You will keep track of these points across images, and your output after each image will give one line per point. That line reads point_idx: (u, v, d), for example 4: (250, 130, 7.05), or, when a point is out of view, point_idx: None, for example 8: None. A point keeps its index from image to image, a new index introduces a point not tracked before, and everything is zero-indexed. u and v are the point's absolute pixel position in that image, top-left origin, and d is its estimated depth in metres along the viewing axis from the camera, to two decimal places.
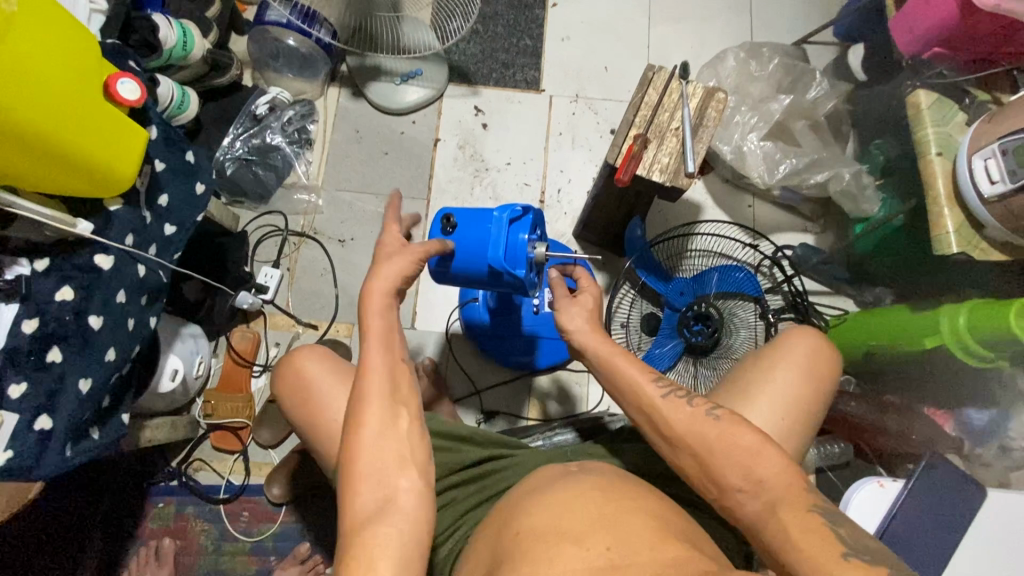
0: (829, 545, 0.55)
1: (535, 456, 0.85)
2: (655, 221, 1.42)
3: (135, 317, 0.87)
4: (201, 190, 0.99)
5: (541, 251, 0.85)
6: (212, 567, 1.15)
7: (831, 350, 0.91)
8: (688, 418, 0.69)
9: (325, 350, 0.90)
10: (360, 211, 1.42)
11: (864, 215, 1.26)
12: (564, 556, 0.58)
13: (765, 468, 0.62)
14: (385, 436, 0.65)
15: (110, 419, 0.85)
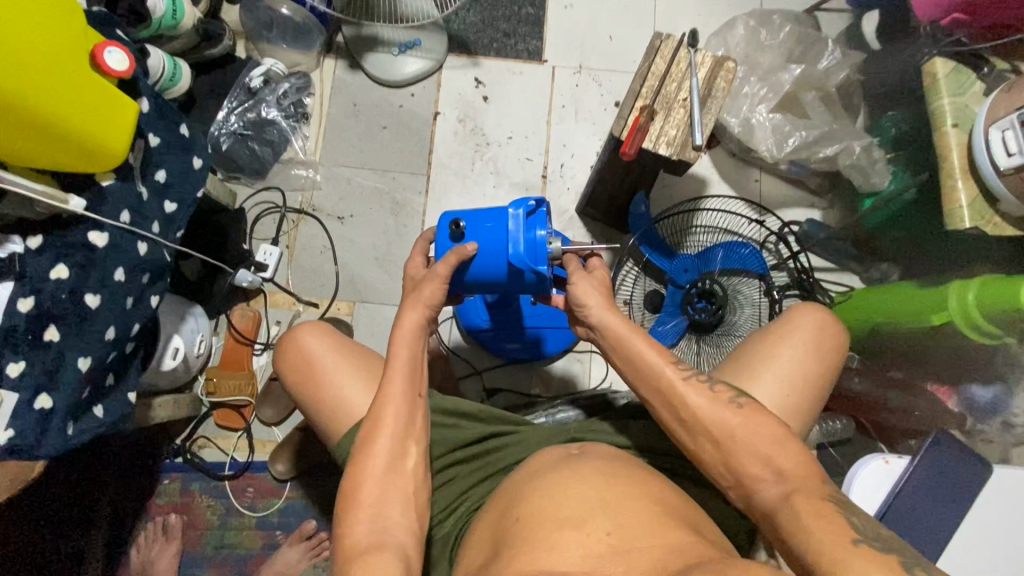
0: (839, 530, 0.57)
1: (536, 433, 0.85)
2: (659, 196, 1.40)
3: (135, 296, 0.85)
4: (197, 166, 0.96)
5: (559, 245, 0.78)
6: (219, 541, 1.17)
7: (837, 326, 0.90)
8: (709, 404, 0.70)
9: (324, 326, 0.89)
10: (359, 187, 1.39)
11: (874, 188, 1.22)
12: (564, 543, 0.59)
13: (785, 460, 0.65)
14: (398, 445, 0.69)
15: (109, 398, 0.83)
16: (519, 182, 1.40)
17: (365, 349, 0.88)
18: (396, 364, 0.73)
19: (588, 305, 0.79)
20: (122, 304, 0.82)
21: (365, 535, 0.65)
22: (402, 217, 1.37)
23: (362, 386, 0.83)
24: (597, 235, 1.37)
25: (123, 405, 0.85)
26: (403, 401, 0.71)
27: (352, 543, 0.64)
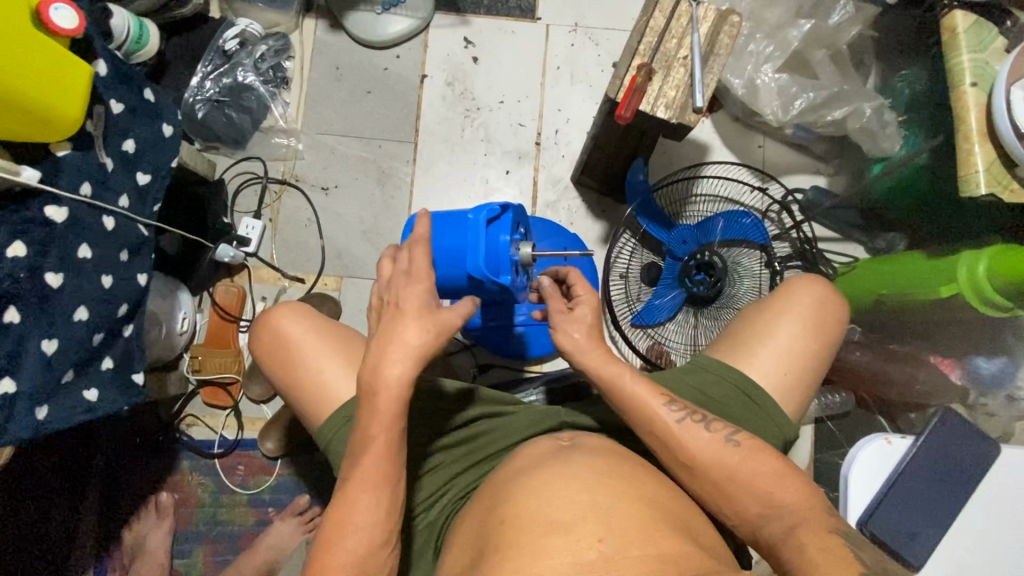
0: (847, 563, 0.56)
1: (526, 416, 0.82)
2: (657, 163, 1.33)
3: (117, 275, 0.83)
4: (168, 133, 0.90)
5: (524, 252, 0.79)
6: (211, 518, 1.16)
7: (840, 302, 0.86)
8: (708, 446, 0.68)
9: (302, 307, 0.86)
10: (344, 156, 1.33)
11: (883, 154, 1.18)
12: (550, 551, 0.55)
13: (785, 495, 0.64)
14: (377, 522, 0.63)
15: (98, 377, 0.81)
16: (511, 149, 1.34)
17: (347, 330, 0.85)
18: (379, 429, 0.64)
19: (573, 348, 0.75)
20: (89, 283, 0.78)
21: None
22: (389, 187, 1.32)
23: (344, 371, 0.80)
24: (592, 205, 1.32)
25: (99, 386, 0.81)
26: (385, 471, 0.64)
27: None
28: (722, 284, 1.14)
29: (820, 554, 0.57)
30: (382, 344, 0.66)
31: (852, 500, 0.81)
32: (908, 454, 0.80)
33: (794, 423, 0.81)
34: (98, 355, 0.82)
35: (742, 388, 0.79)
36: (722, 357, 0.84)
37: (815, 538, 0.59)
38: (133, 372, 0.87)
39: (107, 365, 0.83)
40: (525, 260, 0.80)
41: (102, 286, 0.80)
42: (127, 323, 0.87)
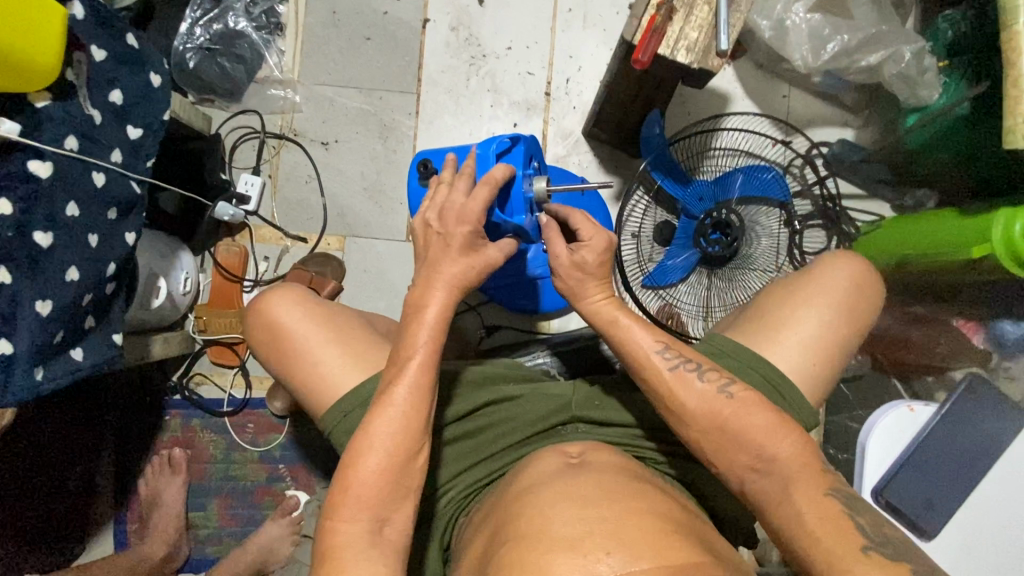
0: (848, 538, 0.55)
1: (534, 404, 0.79)
2: (675, 114, 1.26)
3: (103, 232, 0.78)
4: (157, 84, 0.85)
5: (540, 187, 0.81)
6: (225, 474, 1.19)
7: (874, 283, 0.82)
8: (700, 397, 0.66)
9: (297, 293, 0.83)
10: (343, 108, 1.27)
11: (921, 103, 1.08)
12: (557, 565, 0.52)
13: (780, 449, 0.62)
14: (408, 440, 0.64)
15: (86, 339, 0.79)
16: (519, 100, 1.26)
17: (343, 316, 0.83)
18: (416, 350, 0.66)
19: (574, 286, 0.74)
20: (81, 243, 0.74)
21: (358, 535, 0.61)
22: (391, 142, 1.26)
23: (342, 358, 0.78)
24: (605, 159, 1.26)
25: (92, 347, 0.79)
26: (420, 391, 0.65)
27: (343, 543, 0.60)
28: (739, 244, 1.09)
29: (819, 521, 0.56)
30: (426, 280, 0.68)
31: (869, 469, 0.79)
32: (930, 424, 0.78)
33: (813, 407, 0.78)
34: (87, 314, 0.78)
35: (768, 377, 0.76)
36: (744, 332, 0.80)
37: (815, 500, 0.58)
38: (113, 334, 0.82)
39: (96, 326, 0.80)
40: (539, 194, 0.81)
41: (92, 246, 0.76)
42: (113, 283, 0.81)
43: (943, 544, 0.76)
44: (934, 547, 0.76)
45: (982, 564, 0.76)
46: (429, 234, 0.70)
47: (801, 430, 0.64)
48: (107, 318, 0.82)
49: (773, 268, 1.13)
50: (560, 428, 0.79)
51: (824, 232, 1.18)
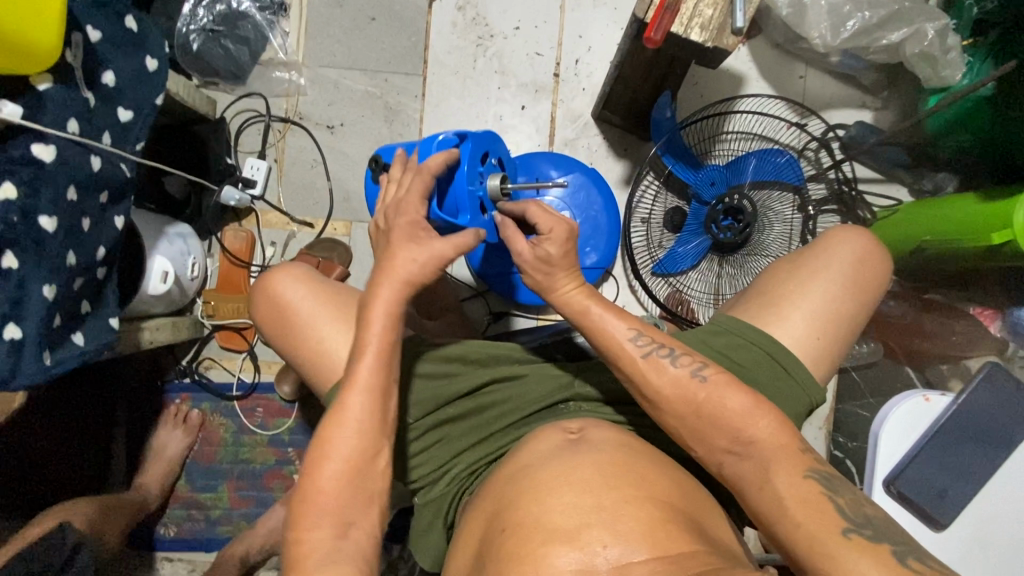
0: (825, 517, 0.54)
1: (536, 384, 0.78)
2: (687, 96, 1.22)
3: (94, 217, 0.78)
4: (151, 67, 0.84)
5: (494, 183, 0.79)
6: (234, 457, 1.20)
7: (881, 257, 0.80)
8: (672, 382, 0.66)
9: (298, 271, 0.83)
10: (349, 91, 1.25)
11: (943, 83, 1.04)
12: (556, 559, 0.54)
13: (757, 429, 0.61)
14: (365, 444, 0.65)
15: (85, 324, 0.80)
16: (528, 82, 1.24)
17: (348, 293, 0.83)
18: (366, 351, 0.67)
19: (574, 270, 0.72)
20: (75, 226, 0.75)
21: (324, 542, 0.61)
22: (396, 125, 1.24)
23: (346, 332, 0.78)
24: (614, 143, 1.23)
25: (88, 329, 0.80)
26: (373, 393, 0.66)
27: (309, 551, 0.60)
28: (750, 231, 1.06)
29: (796, 505, 0.55)
30: (373, 278, 0.69)
31: (880, 458, 0.77)
32: (945, 412, 0.77)
33: (821, 385, 0.77)
34: (80, 298, 0.79)
35: (768, 351, 0.75)
36: (754, 319, 0.79)
37: (792, 483, 0.57)
38: (111, 318, 0.84)
39: (90, 309, 0.81)
40: (494, 192, 0.79)
41: (83, 228, 0.76)
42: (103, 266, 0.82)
43: (953, 533, 0.75)
44: (945, 535, 0.75)
45: (993, 555, 0.75)
46: (379, 234, 0.74)
47: (779, 410, 0.63)
48: (101, 301, 0.83)
49: (785, 254, 1.11)
50: (562, 407, 0.78)
51: (838, 218, 1.15)
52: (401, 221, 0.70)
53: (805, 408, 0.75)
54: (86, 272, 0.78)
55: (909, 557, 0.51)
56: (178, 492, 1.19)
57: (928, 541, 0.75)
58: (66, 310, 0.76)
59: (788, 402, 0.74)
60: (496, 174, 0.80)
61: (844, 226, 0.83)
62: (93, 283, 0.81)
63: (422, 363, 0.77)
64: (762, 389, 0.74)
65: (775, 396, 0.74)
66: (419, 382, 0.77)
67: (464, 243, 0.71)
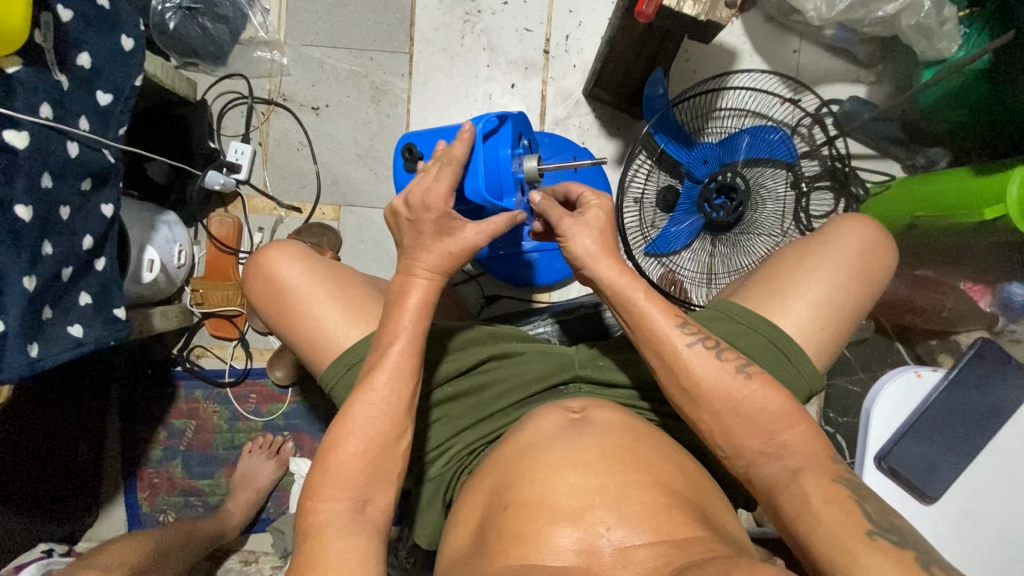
0: (853, 519, 0.56)
1: (536, 363, 0.78)
2: (680, 73, 1.20)
3: (75, 205, 0.76)
4: (128, 48, 0.81)
5: (530, 165, 0.78)
6: (230, 444, 1.19)
7: (888, 250, 0.80)
8: (718, 373, 0.65)
9: (292, 247, 0.82)
10: (333, 70, 1.22)
11: (939, 56, 1.03)
12: (558, 538, 0.54)
13: (790, 434, 0.62)
14: (388, 427, 0.64)
15: (84, 315, 0.78)
16: (517, 59, 1.21)
17: (344, 271, 0.82)
18: (397, 336, 0.66)
19: (583, 256, 0.71)
20: (53, 215, 0.72)
21: (340, 512, 0.61)
22: (384, 106, 1.21)
23: (343, 313, 0.77)
24: (606, 121, 1.21)
25: (83, 321, 0.77)
26: (401, 377, 0.65)
27: (328, 520, 0.61)
28: (744, 209, 1.06)
29: (824, 506, 0.57)
30: (408, 265, 0.69)
31: (873, 434, 0.78)
32: (937, 387, 0.78)
33: (822, 374, 0.77)
34: (73, 290, 0.77)
35: (770, 338, 0.75)
36: (753, 301, 0.79)
37: (820, 484, 0.59)
38: (114, 309, 0.82)
39: (90, 301, 0.79)
40: (531, 174, 0.79)
41: (65, 217, 0.74)
42: (98, 255, 0.80)
43: (945, 505, 0.76)
44: (937, 509, 0.76)
45: (986, 528, 0.76)
46: (399, 221, 0.71)
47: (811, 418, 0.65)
48: (104, 293, 0.81)
49: (779, 232, 1.10)
50: (562, 387, 0.78)
51: (831, 195, 1.15)
52: (430, 191, 0.67)
53: (804, 393, 0.76)
54: (72, 262, 0.76)
55: (934, 566, 0.53)
56: (174, 479, 1.18)
57: (920, 514, 0.76)
58: (54, 301, 0.74)
59: (787, 386, 0.75)
60: (532, 156, 0.79)
61: (854, 215, 0.83)
62: (81, 274, 0.78)
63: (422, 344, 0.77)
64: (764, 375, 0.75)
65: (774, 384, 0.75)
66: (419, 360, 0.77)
67: (461, 225, 0.69)
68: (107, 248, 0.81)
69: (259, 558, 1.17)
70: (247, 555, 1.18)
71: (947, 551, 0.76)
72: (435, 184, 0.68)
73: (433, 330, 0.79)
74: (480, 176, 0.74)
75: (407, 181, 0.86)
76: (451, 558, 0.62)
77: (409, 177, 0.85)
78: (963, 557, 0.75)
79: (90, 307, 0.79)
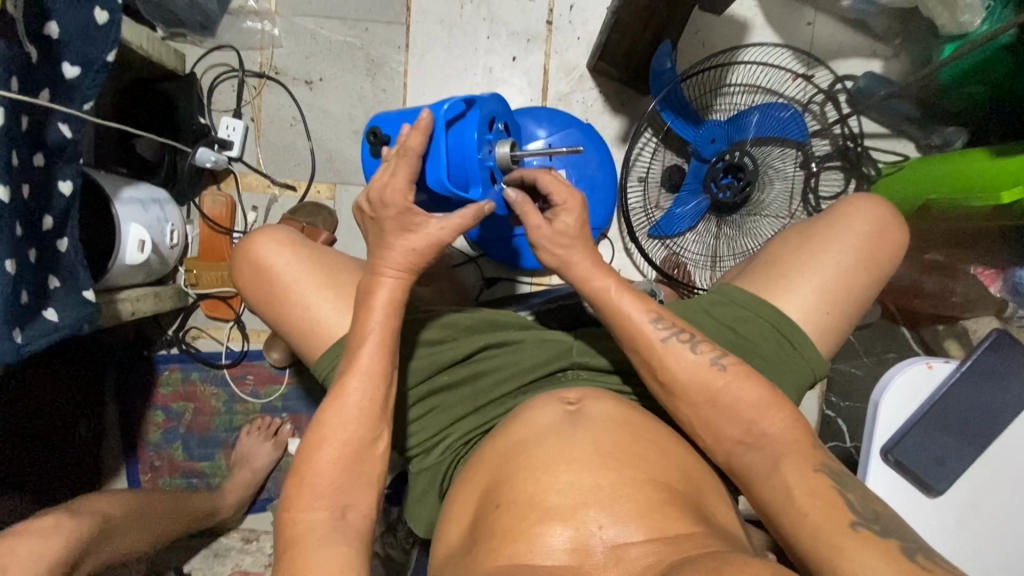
0: (836, 511, 0.55)
1: (533, 351, 0.76)
2: (689, 46, 1.15)
3: (35, 182, 0.72)
4: (100, 20, 0.75)
5: (503, 151, 0.75)
6: (228, 426, 1.19)
7: (898, 229, 0.77)
8: (691, 367, 0.64)
9: (283, 233, 0.79)
10: (327, 42, 1.17)
11: (961, 30, 0.97)
12: (549, 537, 0.54)
13: (775, 426, 0.61)
14: (363, 431, 0.63)
15: (55, 298, 0.76)
16: (518, 31, 1.16)
17: (335, 258, 0.79)
18: (367, 338, 0.65)
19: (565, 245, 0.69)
20: (19, 194, 0.69)
21: (320, 522, 0.60)
22: (379, 79, 1.17)
23: (333, 302, 0.75)
24: (611, 97, 1.16)
25: (55, 303, 0.75)
26: (373, 379, 0.64)
27: (308, 530, 0.59)
28: (751, 189, 1.02)
29: (807, 498, 0.56)
30: (375, 265, 0.67)
31: (879, 428, 0.77)
32: (948, 380, 0.76)
33: (825, 361, 0.75)
34: (42, 271, 0.74)
35: (774, 325, 0.73)
36: (758, 287, 0.77)
37: (802, 476, 0.57)
38: (83, 291, 0.79)
39: (60, 283, 0.76)
40: (503, 160, 0.76)
41: (27, 196, 0.70)
42: (60, 236, 0.77)
43: (948, 499, 0.75)
44: (941, 501, 0.75)
45: (987, 520, 0.75)
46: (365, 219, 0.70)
47: (790, 404, 0.63)
48: (71, 273, 0.78)
49: (786, 214, 1.07)
50: (559, 375, 0.76)
51: (842, 174, 1.11)
52: (388, 188, 0.65)
53: (808, 380, 0.74)
54: (36, 243, 0.73)
55: (917, 553, 0.52)
56: (175, 462, 1.18)
57: (923, 506, 0.75)
58: (30, 285, 0.71)
59: (790, 376, 0.73)
60: (505, 140, 0.76)
61: (864, 194, 0.80)
62: (48, 255, 0.75)
63: (417, 331, 0.76)
64: (768, 363, 0.73)
65: (780, 373, 0.73)
66: (413, 350, 0.75)
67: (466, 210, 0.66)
68: (69, 228, 0.78)
69: (260, 536, 1.19)
70: (248, 533, 1.19)
71: (949, 541, 0.75)
72: (393, 180, 0.65)
73: (430, 317, 0.77)
74: (442, 166, 0.70)
75: (374, 167, 0.80)
76: (444, 553, 0.62)
77: (374, 162, 0.79)
78: (960, 553, 0.75)
79: (59, 289, 0.76)
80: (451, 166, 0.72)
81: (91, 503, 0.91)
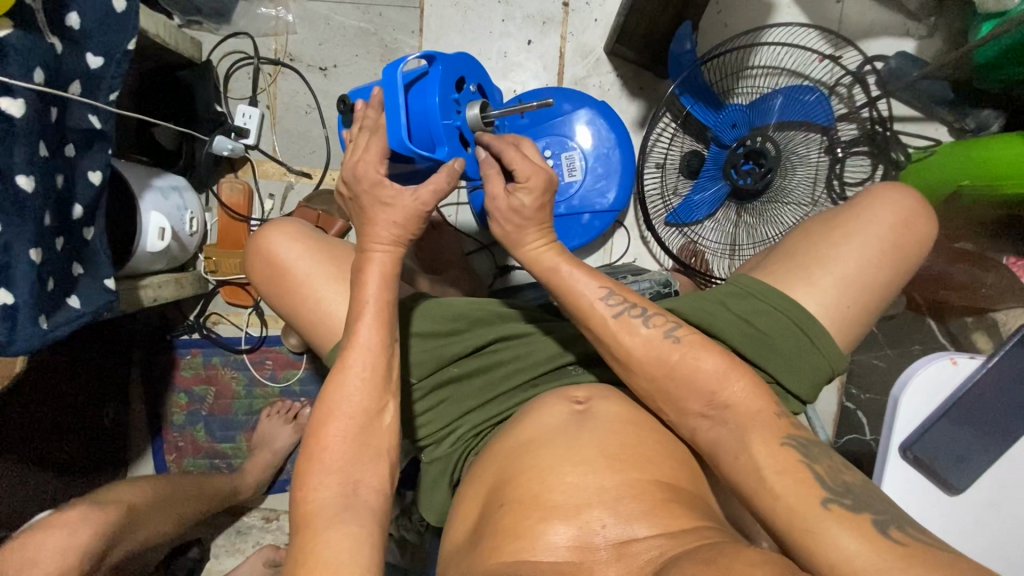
0: (808, 488, 0.51)
1: (545, 343, 0.76)
2: (711, 27, 1.12)
3: (64, 172, 0.74)
4: (119, 7, 0.77)
5: (473, 112, 0.70)
6: (249, 409, 1.22)
7: (927, 220, 0.74)
8: (646, 342, 0.63)
9: (294, 227, 0.80)
10: (340, 27, 1.16)
11: (1000, 7, 0.91)
12: (551, 534, 0.54)
13: (734, 393, 0.59)
14: (368, 402, 0.64)
15: (80, 286, 0.78)
16: (534, 13, 1.13)
17: (344, 250, 0.79)
18: (363, 314, 0.64)
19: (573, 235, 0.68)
20: (50, 183, 0.70)
21: (332, 501, 0.60)
22: None
23: (342, 291, 0.76)
24: (628, 80, 1.14)
25: (81, 290, 0.77)
26: (374, 352, 0.64)
27: (319, 511, 0.59)
28: (773, 175, 0.98)
29: (778, 478, 0.52)
30: (363, 242, 0.67)
31: (899, 423, 0.75)
32: (974, 375, 0.74)
33: (844, 355, 0.73)
34: (68, 259, 0.76)
35: (792, 318, 0.71)
36: (774, 278, 0.75)
37: (771, 453, 0.54)
38: (106, 279, 0.81)
39: (84, 271, 0.78)
40: (474, 122, 0.71)
41: (57, 184, 0.72)
42: (87, 226, 0.79)
43: (971, 498, 0.73)
44: (962, 500, 0.73)
45: (1011, 519, 0.73)
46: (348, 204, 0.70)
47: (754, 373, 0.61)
48: (96, 261, 0.80)
49: (809, 201, 1.03)
50: (569, 369, 0.76)
51: (868, 159, 1.06)
52: (360, 163, 0.65)
53: (826, 375, 0.72)
54: (61, 232, 0.74)
55: (891, 527, 0.48)
56: (198, 442, 1.22)
57: (942, 504, 0.74)
58: (56, 272, 0.73)
59: (809, 369, 0.71)
60: (477, 102, 0.71)
61: (885, 182, 0.77)
62: (73, 243, 0.77)
63: (424, 321, 0.76)
64: (786, 358, 0.71)
65: (798, 366, 0.71)
66: (423, 342, 0.75)
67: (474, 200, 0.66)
68: (96, 218, 0.80)
69: (280, 515, 1.23)
70: (268, 513, 1.23)
71: (971, 541, 0.73)
72: (366, 154, 0.65)
73: (438, 309, 0.77)
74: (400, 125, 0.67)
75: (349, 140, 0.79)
76: (452, 549, 0.63)
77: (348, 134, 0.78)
78: (985, 552, 0.73)
79: (84, 277, 0.78)
80: (413, 129, 0.69)
81: (116, 493, 0.94)
